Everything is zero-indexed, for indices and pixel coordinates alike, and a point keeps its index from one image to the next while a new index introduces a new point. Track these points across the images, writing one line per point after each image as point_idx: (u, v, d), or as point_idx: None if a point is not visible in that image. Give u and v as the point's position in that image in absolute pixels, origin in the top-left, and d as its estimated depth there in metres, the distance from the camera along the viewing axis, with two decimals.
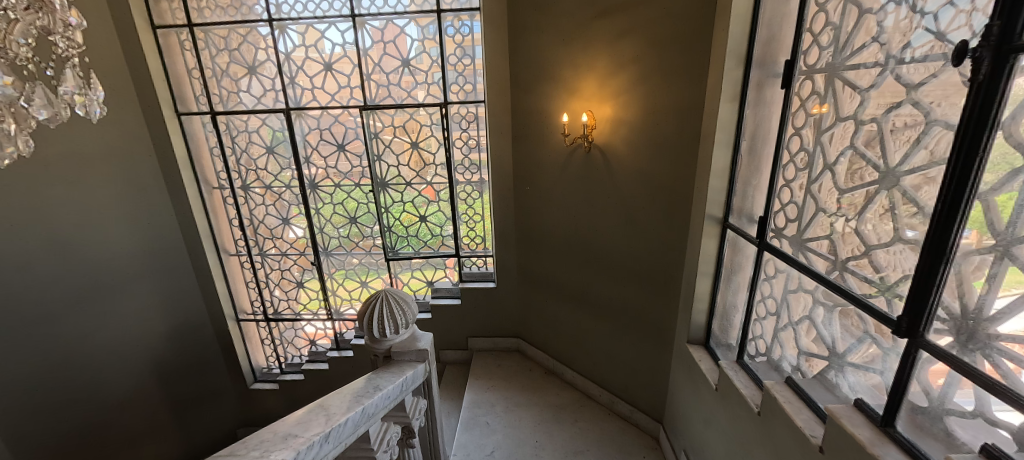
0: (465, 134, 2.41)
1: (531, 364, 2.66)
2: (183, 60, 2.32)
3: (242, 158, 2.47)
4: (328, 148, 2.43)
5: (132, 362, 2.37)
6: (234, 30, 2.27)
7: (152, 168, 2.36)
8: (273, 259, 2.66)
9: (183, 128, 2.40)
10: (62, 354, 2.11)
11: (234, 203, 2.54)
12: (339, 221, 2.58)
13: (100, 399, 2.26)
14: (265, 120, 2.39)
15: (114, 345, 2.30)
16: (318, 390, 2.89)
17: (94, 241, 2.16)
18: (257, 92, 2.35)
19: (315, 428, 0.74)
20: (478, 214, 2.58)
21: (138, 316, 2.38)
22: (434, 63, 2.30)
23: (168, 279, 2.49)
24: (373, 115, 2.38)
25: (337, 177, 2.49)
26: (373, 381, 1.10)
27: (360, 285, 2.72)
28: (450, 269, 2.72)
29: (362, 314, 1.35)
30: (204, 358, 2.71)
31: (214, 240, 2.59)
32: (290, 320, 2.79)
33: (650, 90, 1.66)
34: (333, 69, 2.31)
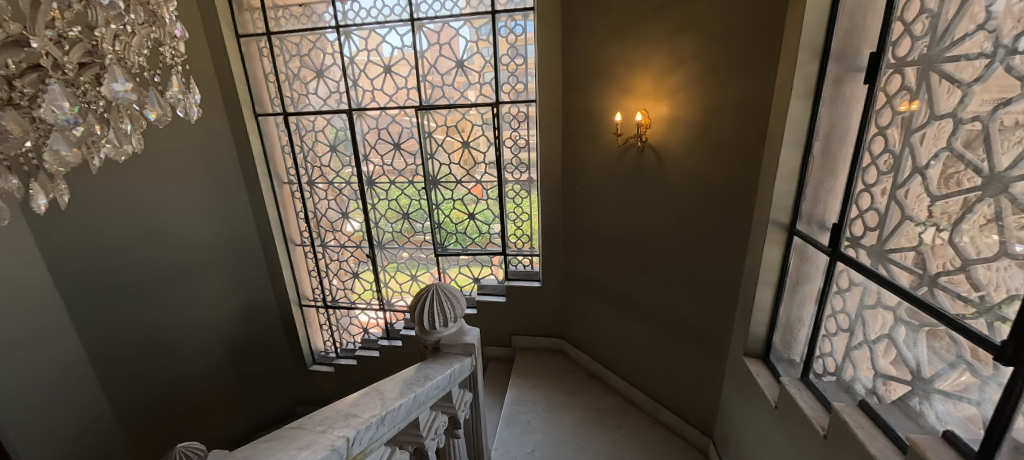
0: (516, 133, 2.44)
1: (574, 366, 2.64)
2: (261, 66, 2.54)
3: (308, 156, 2.66)
4: (385, 146, 2.56)
5: (211, 337, 2.65)
6: (305, 37, 2.44)
7: (232, 163, 2.60)
8: (332, 250, 2.84)
9: (260, 127, 2.63)
10: (156, 326, 2.40)
11: (301, 197, 2.74)
12: (392, 216, 2.70)
13: (185, 368, 2.55)
14: (330, 120, 2.55)
15: (196, 321, 2.57)
16: (368, 376, 3.04)
17: (183, 228, 2.43)
18: (324, 93, 2.52)
19: (373, 410, 0.78)
20: (525, 213, 2.59)
21: (213, 297, 2.63)
22: (487, 63, 2.34)
23: (243, 265, 2.74)
24: (428, 115, 2.47)
25: (392, 174, 2.60)
26: (423, 371, 1.15)
27: (410, 279, 2.83)
28: (495, 266, 2.75)
29: (414, 305, 1.41)
30: (271, 338, 2.95)
31: (282, 230, 2.81)
32: (346, 308, 2.97)
33: (710, 88, 1.59)
34: (391, 71, 2.43)
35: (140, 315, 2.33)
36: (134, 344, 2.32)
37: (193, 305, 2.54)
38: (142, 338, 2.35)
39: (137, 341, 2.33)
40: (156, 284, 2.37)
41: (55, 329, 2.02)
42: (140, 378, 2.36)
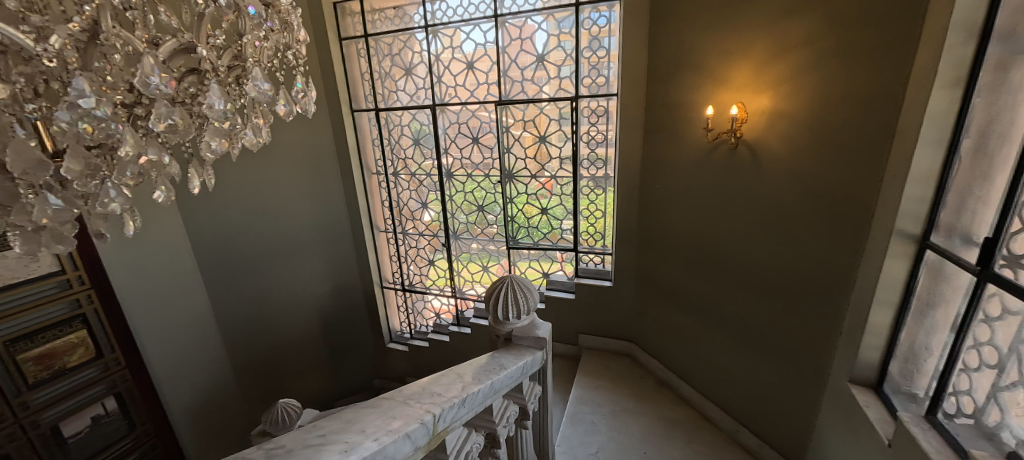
0: (593, 128, 2.38)
1: (643, 372, 2.53)
2: (358, 65, 2.75)
3: (395, 149, 2.85)
4: (464, 141, 2.65)
5: (306, 308, 3.00)
6: (397, 37, 2.60)
7: (330, 154, 2.86)
8: (412, 238, 3.02)
9: (355, 122, 2.85)
10: (265, 294, 2.79)
11: (386, 187, 2.95)
12: (468, 208, 2.79)
13: (285, 333, 2.93)
14: (415, 115, 2.70)
15: (294, 293, 2.92)
16: (438, 358, 3.20)
17: (290, 210, 2.78)
18: (411, 90, 2.66)
19: (454, 391, 0.82)
20: (600, 211, 2.53)
21: (309, 273, 2.96)
22: (568, 57, 2.31)
23: (335, 247, 3.03)
24: (506, 110, 2.50)
25: (469, 167, 2.69)
26: (498, 360, 1.18)
27: (481, 269, 2.91)
28: (559, 263, 2.74)
29: (489, 295, 1.45)
30: (355, 315, 3.24)
31: (369, 217, 3.04)
32: (421, 292, 3.15)
33: (824, 77, 1.41)
34: (474, 67, 2.50)
35: (251, 283, 2.72)
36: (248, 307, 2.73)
37: (291, 279, 2.89)
38: (252, 305, 2.75)
39: (250, 305, 2.74)
40: (265, 257, 2.75)
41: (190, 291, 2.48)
42: (247, 338, 2.77)
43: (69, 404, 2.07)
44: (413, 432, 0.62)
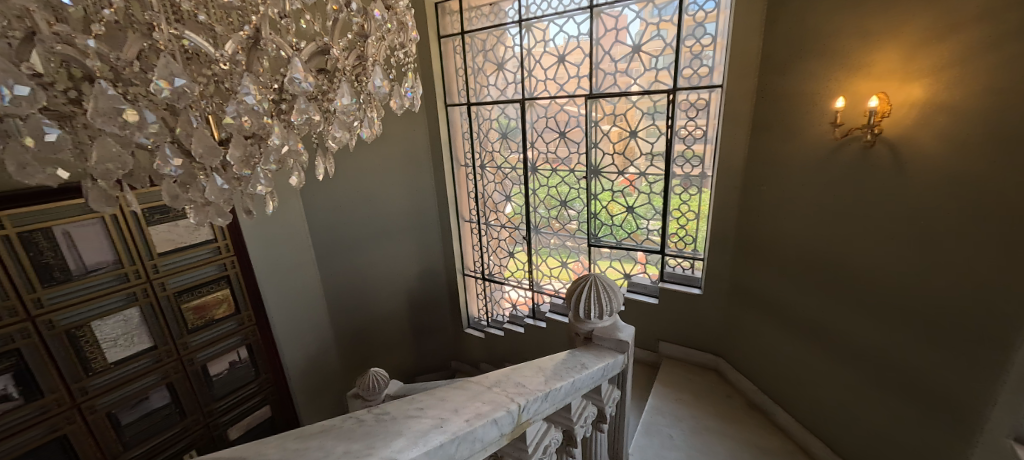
0: (690, 123, 2.22)
1: (730, 390, 2.31)
2: (453, 62, 2.87)
3: (483, 142, 2.93)
4: (551, 135, 2.63)
5: (396, 288, 3.26)
6: (491, 33, 2.66)
7: (424, 147, 3.04)
8: (494, 229, 3.10)
9: (448, 116, 2.98)
10: (363, 272, 3.09)
11: (474, 179, 3.05)
12: (550, 202, 2.78)
13: (377, 308, 3.22)
14: (504, 109, 2.75)
15: (388, 273, 3.19)
16: (512, 349, 3.27)
17: (389, 197, 3.03)
18: (503, 85, 2.71)
19: (538, 384, 0.82)
20: (692, 213, 2.35)
21: (400, 256, 3.20)
22: (666, 46, 2.17)
23: (424, 233, 3.23)
24: (596, 103, 2.43)
25: (555, 162, 2.67)
26: (579, 359, 1.15)
27: (560, 265, 2.89)
28: (640, 264, 2.62)
29: (571, 293, 1.43)
30: (438, 298, 3.43)
31: (456, 208, 3.18)
32: (499, 283, 3.23)
33: (1003, 60, 1.13)
34: (565, 61, 2.46)
35: (353, 261, 3.03)
36: (349, 282, 3.05)
37: (386, 260, 3.15)
38: (352, 281, 3.06)
39: (351, 280, 3.06)
40: (365, 239, 3.03)
41: (305, 264, 2.84)
42: (347, 310, 3.10)
43: (214, 350, 2.50)
44: (500, 419, 0.63)
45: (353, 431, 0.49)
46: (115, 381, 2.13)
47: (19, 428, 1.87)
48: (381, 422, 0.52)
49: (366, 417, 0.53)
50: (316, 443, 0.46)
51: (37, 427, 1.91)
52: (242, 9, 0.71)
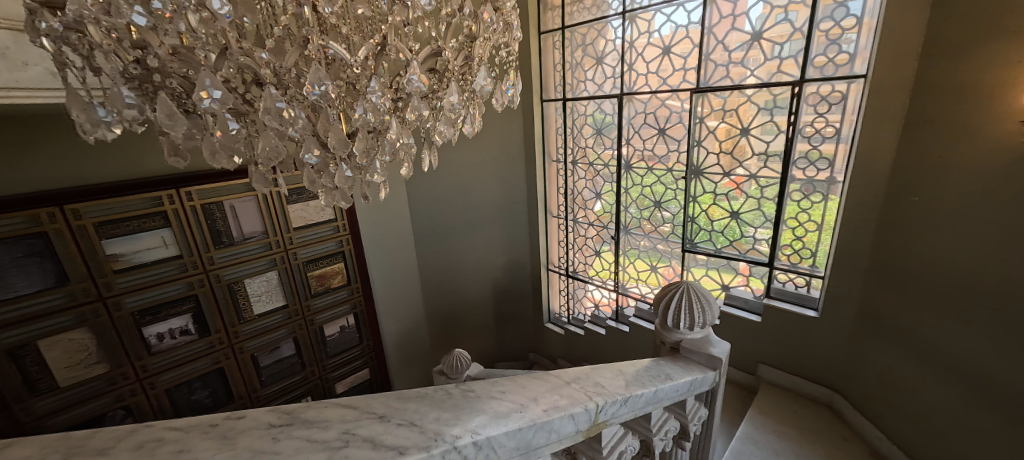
0: (820, 119, 1.94)
1: (846, 432, 2.00)
2: (552, 57, 2.85)
3: (576, 137, 2.89)
4: (649, 131, 2.51)
5: (483, 276, 3.40)
6: (592, 27, 2.59)
7: (518, 142, 3.08)
8: (581, 226, 3.06)
9: (543, 111, 2.99)
10: (455, 258, 3.28)
11: (564, 175, 3.03)
12: (644, 202, 2.66)
13: (465, 294, 3.41)
14: (601, 104, 2.68)
15: (477, 262, 3.35)
16: (592, 349, 3.22)
17: (483, 188, 3.17)
18: (601, 79, 2.64)
19: (618, 388, 0.81)
20: (813, 223, 2.07)
21: (490, 246, 3.33)
22: (795, 31, 1.92)
23: (513, 226, 3.31)
24: (703, 98, 2.25)
25: (652, 160, 2.54)
26: (664, 369, 1.11)
27: (649, 268, 2.76)
28: (742, 277, 2.39)
29: (660, 299, 1.37)
30: (522, 290, 3.50)
31: (545, 203, 3.19)
32: (583, 281, 3.19)
33: None
34: (671, 53, 2.32)
35: (446, 247, 3.23)
36: (442, 266, 3.27)
37: (475, 249, 3.31)
38: (444, 266, 3.28)
39: (443, 265, 3.27)
40: (458, 228, 3.22)
41: (405, 246, 3.11)
42: (438, 292, 3.34)
43: (329, 314, 2.89)
44: (577, 415, 0.64)
45: (443, 401, 0.51)
46: (258, 330, 2.60)
47: (193, 357, 2.38)
48: (467, 399, 0.54)
49: (454, 391, 0.55)
50: (411, 407, 0.48)
51: (205, 358, 2.42)
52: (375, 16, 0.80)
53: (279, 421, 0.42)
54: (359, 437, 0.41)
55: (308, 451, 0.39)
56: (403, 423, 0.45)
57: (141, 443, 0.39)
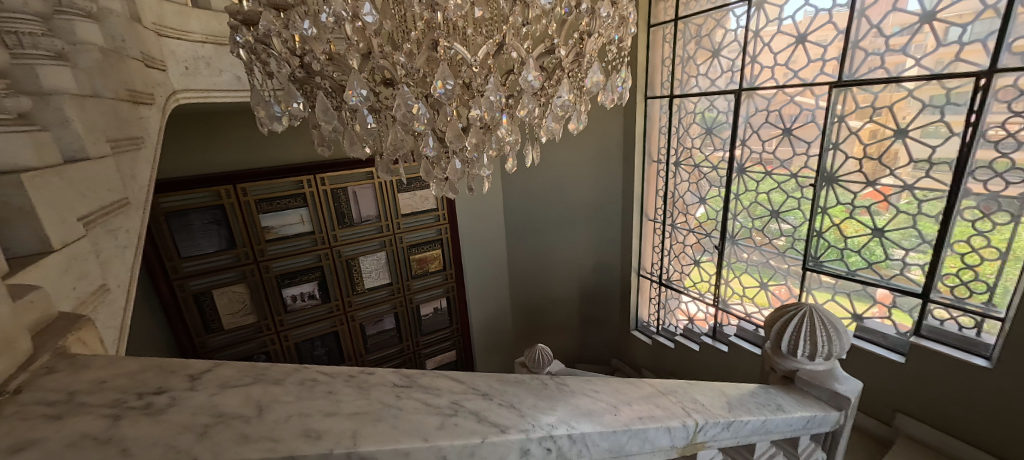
0: (1014, 119, 1.56)
1: None
2: (662, 51, 2.65)
3: (682, 137, 2.68)
4: (771, 131, 2.22)
5: (572, 275, 3.37)
6: (711, 16, 2.35)
7: (618, 141, 2.94)
8: (679, 232, 2.85)
9: (646, 109, 2.80)
10: (545, 254, 3.30)
11: (665, 177, 2.83)
12: (758, 212, 2.37)
13: (552, 290, 3.42)
14: (714, 102, 2.44)
15: (568, 260, 3.33)
16: (682, 364, 3.01)
17: (578, 186, 3.11)
18: (716, 73, 2.40)
19: (720, 409, 0.75)
20: (992, 250, 1.68)
21: (580, 246, 3.28)
22: (985, 9, 1.56)
23: (604, 228, 3.20)
24: (845, 93, 1.93)
25: (772, 164, 2.25)
26: (775, 398, 0.99)
27: (758, 285, 2.48)
28: (880, 307, 2.03)
29: (774, 319, 1.25)
30: (609, 294, 3.39)
31: (642, 205, 3.02)
32: (676, 291, 2.98)
33: None
34: (808, 41, 2.01)
35: (537, 242, 3.27)
36: (532, 261, 3.33)
37: (566, 247, 3.29)
38: (534, 260, 3.32)
39: (534, 260, 3.32)
40: (551, 224, 3.22)
41: (497, 237, 3.23)
42: (526, 286, 3.41)
43: (426, 296, 3.14)
44: (674, 429, 0.61)
45: (539, 390, 0.53)
46: (368, 302, 2.93)
47: (316, 319, 2.78)
48: (561, 391, 0.55)
49: (548, 382, 0.56)
50: (510, 391, 0.50)
51: (324, 321, 2.81)
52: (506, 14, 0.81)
53: (401, 382, 0.45)
54: (466, 409, 0.43)
55: (425, 411, 0.41)
56: (504, 403, 0.47)
57: (301, 379, 0.42)
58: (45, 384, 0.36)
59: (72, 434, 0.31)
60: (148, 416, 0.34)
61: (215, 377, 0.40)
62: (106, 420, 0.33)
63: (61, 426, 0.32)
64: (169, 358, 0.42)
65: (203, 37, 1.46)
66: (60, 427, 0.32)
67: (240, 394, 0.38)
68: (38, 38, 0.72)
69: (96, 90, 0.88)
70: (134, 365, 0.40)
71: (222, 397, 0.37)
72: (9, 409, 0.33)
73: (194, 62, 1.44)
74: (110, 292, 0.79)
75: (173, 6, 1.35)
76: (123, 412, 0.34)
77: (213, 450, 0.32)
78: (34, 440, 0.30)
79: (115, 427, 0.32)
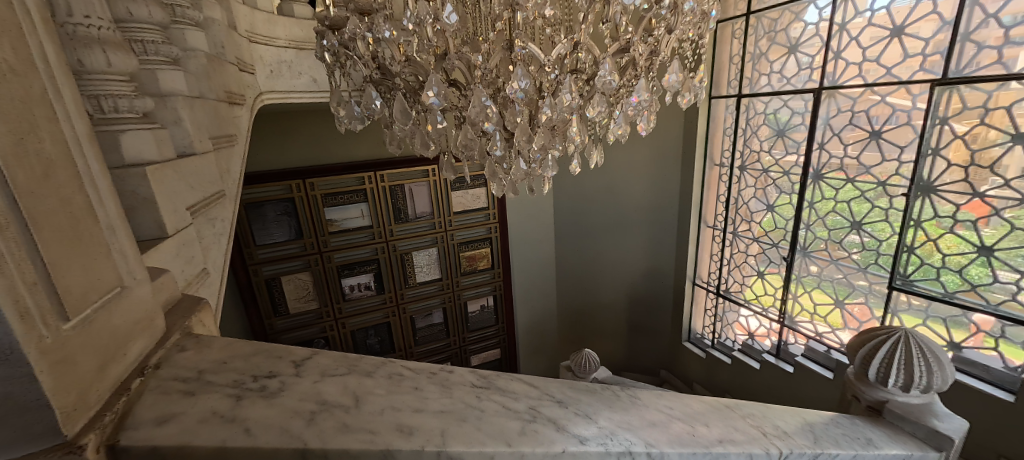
0: None
1: None
2: (729, 48, 2.45)
3: (748, 139, 2.48)
4: (855, 134, 2.00)
5: (622, 280, 3.28)
6: (787, 10, 2.14)
7: (677, 143, 2.79)
8: (741, 241, 2.66)
9: (709, 110, 2.62)
10: (595, 258, 3.24)
11: (728, 182, 2.64)
12: (835, 223, 2.16)
13: (600, 294, 3.35)
14: (788, 102, 2.23)
15: (618, 265, 3.23)
16: (738, 381, 2.83)
17: (632, 190, 3.00)
18: (790, 71, 2.18)
19: (806, 439, 0.69)
20: None
21: (631, 250, 3.18)
22: None
23: (658, 233, 3.07)
24: (949, 92, 1.70)
25: (855, 170, 2.04)
26: (865, 432, 0.89)
27: (832, 304, 2.26)
28: (975, 336, 1.82)
29: (860, 343, 1.14)
30: (660, 302, 3.25)
31: (700, 211, 2.85)
32: (735, 303, 2.78)
33: None
34: (906, 34, 1.78)
35: (587, 245, 3.21)
36: (580, 264, 3.27)
37: (617, 252, 3.20)
38: (584, 263, 3.27)
39: (583, 263, 3.27)
40: (602, 228, 3.15)
41: (546, 239, 3.21)
42: (574, 289, 3.36)
43: (475, 293, 3.19)
44: (756, 457, 0.57)
45: (612, 401, 0.52)
46: (419, 295, 3.03)
47: (371, 309, 2.92)
48: (634, 404, 0.54)
49: (620, 393, 0.55)
50: (584, 400, 0.50)
51: (379, 311, 2.95)
52: (584, 11, 0.79)
53: (479, 382, 0.49)
54: (544, 416, 0.45)
55: (506, 415, 0.43)
56: (579, 413, 0.47)
57: (389, 373, 0.48)
58: (177, 362, 0.49)
59: (204, 410, 0.40)
60: (264, 399, 0.42)
61: (314, 365, 0.48)
62: (231, 398, 0.42)
63: (195, 401, 0.42)
64: (272, 345, 0.52)
65: (286, 43, 1.57)
66: (194, 403, 0.41)
67: (337, 384, 0.45)
68: (159, 45, 0.79)
69: (202, 91, 0.97)
70: (246, 349, 0.51)
71: (324, 385, 0.44)
72: (153, 382, 0.45)
73: (278, 66, 1.56)
74: (209, 275, 0.87)
75: (264, 14, 1.46)
76: (243, 392, 0.43)
77: (321, 436, 0.38)
78: (175, 413, 0.40)
79: (238, 406, 0.41)
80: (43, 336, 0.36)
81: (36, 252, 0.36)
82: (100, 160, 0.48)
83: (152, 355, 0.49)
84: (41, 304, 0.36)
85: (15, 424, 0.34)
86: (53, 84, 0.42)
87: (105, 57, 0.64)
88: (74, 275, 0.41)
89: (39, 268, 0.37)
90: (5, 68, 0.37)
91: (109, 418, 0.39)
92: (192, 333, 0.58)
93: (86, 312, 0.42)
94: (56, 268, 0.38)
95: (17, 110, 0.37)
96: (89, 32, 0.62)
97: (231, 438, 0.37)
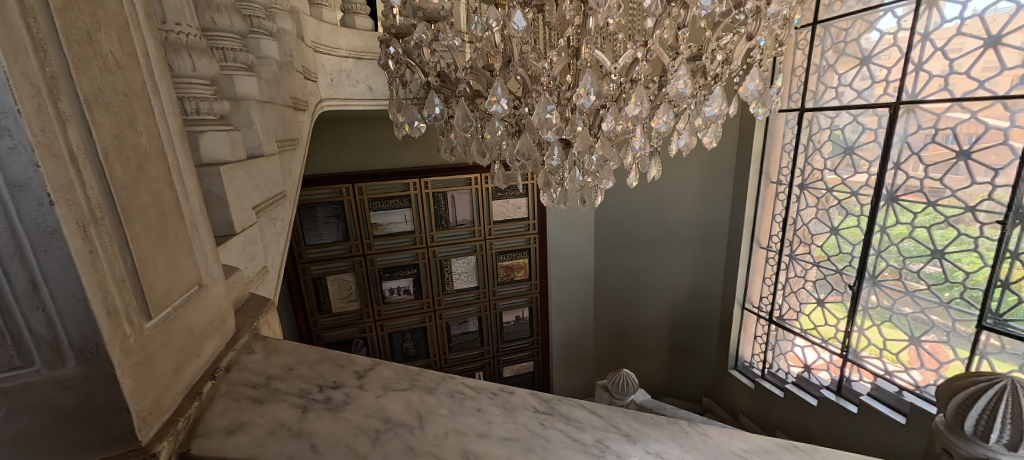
0: None
1: None
2: (792, 59, 2.30)
3: (810, 156, 2.30)
4: (936, 152, 1.81)
5: (665, 298, 3.13)
6: (862, 18, 1.97)
7: (731, 158, 2.65)
8: (798, 264, 2.46)
9: (767, 125, 2.47)
10: (636, 273, 3.13)
11: (786, 202, 2.45)
12: (913, 250, 1.94)
13: (640, 311, 3.23)
14: (857, 117, 2.05)
15: (661, 282, 3.10)
16: (791, 417, 2.61)
17: (679, 205, 2.88)
18: (862, 84, 2.01)
19: None
20: None
21: (675, 268, 3.03)
22: None
23: (706, 252, 2.90)
24: None
25: (936, 193, 1.83)
26: None
27: (907, 340, 2.04)
28: None
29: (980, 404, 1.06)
30: (705, 324, 3.07)
31: (753, 230, 2.67)
32: (790, 331, 2.57)
33: None
34: (1003, 43, 1.60)
35: (629, 259, 3.11)
36: (621, 279, 3.18)
37: (660, 269, 3.06)
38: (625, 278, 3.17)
39: (624, 278, 3.17)
40: (645, 243, 3.03)
41: (585, 251, 3.14)
42: (613, 304, 3.26)
43: (511, 303, 3.17)
44: None
45: (682, 439, 0.48)
46: (457, 302, 3.05)
47: (410, 313, 2.97)
48: (706, 443, 0.49)
49: (690, 430, 0.51)
50: (652, 435, 0.47)
51: (416, 315, 2.99)
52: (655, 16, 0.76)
53: (541, 407, 0.47)
54: (612, 451, 0.42)
55: (573, 447, 0.41)
56: (648, 451, 0.44)
57: (451, 392, 0.47)
58: (244, 367, 0.50)
59: (273, 422, 0.40)
60: (330, 412, 0.41)
61: (376, 378, 0.48)
62: (297, 410, 0.42)
63: (263, 409, 0.42)
64: (336, 354, 0.52)
65: (347, 53, 1.64)
66: (262, 412, 0.42)
67: (400, 400, 0.44)
68: (237, 52, 0.83)
69: (272, 96, 1.02)
70: (310, 356, 0.52)
71: (386, 402, 0.44)
72: (223, 387, 0.46)
73: (337, 75, 1.62)
74: (268, 273, 0.89)
75: (328, 25, 1.53)
76: (309, 403, 0.43)
77: (387, 456, 0.37)
78: (244, 423, 0.40)
79: (305, 419, 0.40)
80: (127, 335, 0.36)
81: (127, 248, 0.38)
82: (188, 155, 0.51)
83: (223, 356, 0.50)
84: (128, 300, 0.37)
85: (96, 425, 0.35)
86: (151, 82, 0.45)
87: (191, 62, 0.68)
88: (160, 272, 0.42)
89: (128, 265, 0.38)
90: (112, 62, 0.39)
91: (182, 424, 0.40)
92: (258, 334, 0.59)
93: (168, 310, 0.43)
94: (142, 266, 0.40)
95: (119, 105, 0.39)
96: (179, 39, 0.66)
97: (298, 454, 0.37)
